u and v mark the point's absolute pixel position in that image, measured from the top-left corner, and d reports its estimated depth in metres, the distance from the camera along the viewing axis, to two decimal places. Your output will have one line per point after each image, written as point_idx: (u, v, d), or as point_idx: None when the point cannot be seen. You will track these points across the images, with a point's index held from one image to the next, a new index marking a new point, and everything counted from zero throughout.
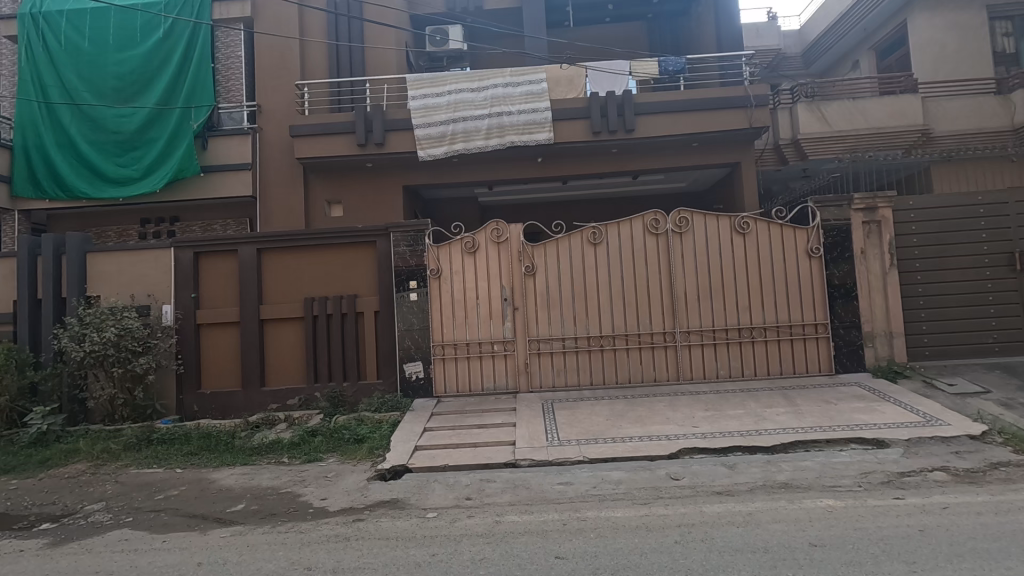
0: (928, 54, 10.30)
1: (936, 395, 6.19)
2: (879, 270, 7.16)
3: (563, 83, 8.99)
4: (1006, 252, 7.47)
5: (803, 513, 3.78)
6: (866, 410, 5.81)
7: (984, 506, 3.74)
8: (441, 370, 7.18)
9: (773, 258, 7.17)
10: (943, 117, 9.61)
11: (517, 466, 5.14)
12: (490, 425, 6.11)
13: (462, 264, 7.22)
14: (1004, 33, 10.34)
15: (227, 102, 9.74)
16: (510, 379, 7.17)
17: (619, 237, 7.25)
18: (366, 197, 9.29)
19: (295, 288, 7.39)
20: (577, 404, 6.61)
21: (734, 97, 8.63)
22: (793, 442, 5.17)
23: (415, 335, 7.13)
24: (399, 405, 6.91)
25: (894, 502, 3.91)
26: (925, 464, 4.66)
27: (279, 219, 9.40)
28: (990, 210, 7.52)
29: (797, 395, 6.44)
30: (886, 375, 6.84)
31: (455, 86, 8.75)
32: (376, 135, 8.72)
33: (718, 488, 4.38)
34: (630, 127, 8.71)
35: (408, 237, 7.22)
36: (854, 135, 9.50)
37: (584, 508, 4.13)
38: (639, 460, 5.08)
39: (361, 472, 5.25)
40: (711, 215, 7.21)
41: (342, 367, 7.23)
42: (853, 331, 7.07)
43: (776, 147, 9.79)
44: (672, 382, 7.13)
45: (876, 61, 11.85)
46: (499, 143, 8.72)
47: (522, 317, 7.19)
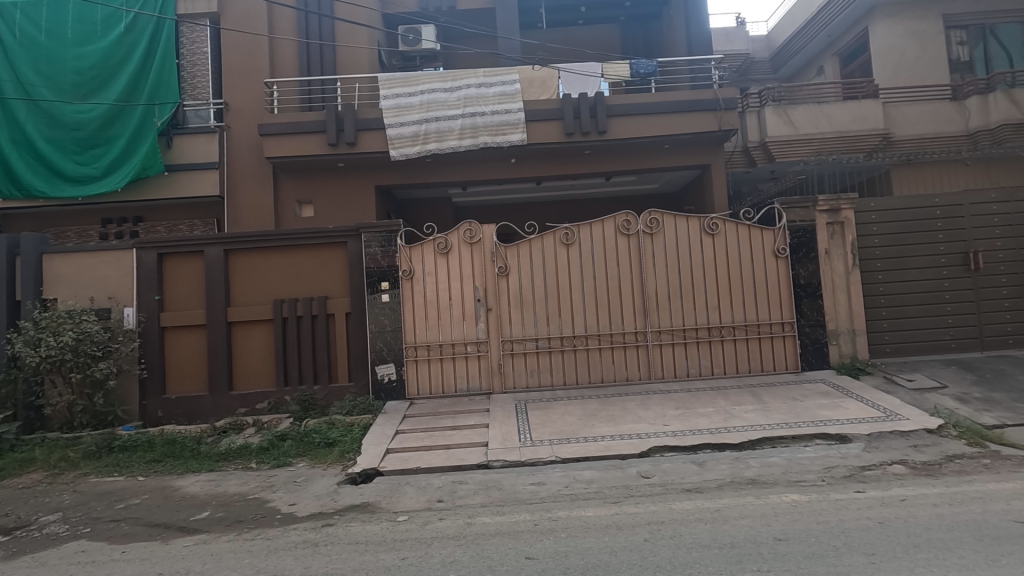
0: (889, 60, 10.62)
1: (897, 391, 6.39)
2: (843, 270, 7.36)
3: (537, 85, 8.98)
4: (961, 252, 7.77)
5: (768, 508, 3.86)
6: (830, 407, 5.97)
7: (939, 498, 3.88)
8: (414, 371, 7.13)
9: (742, 258, 7.31)
10: (903, 121, 9.92)
11: (490, 467, 5.13)
12: (464, 426, 6.10)
13: (436, 264, 7.18)
14: (959, 41, 10.74)
15: (192, 99, 9.44)
16: (484, 380, 7.15)
17: (591, 238, 7.31)
18: (338, 197, 9.17)
19: (263, 289, 7.25)
20: (550, 404, 6.64)
21: (704, 100, 8.77)
22: (760, 439, 5.28)
23: (387, 337, 7.06)
24: (371, 407, 6.83)
25: (855, 495, 4.02)
26: (884, 457, 4.80)
27: (247, 219, 9.21)
28: (946, 211, 7.81)
29: (765, 392, 6.58)
30: (849, 371, 7.04)
31: (428, 86, 8.71)
32: (347, 134, 8.61)
33: (688, 485, 4.44)
34: (602, 128, 8.78)
35: (380, 237, 7.15)
36: (819, 138, 9.75)
37: (555, 508, 4.14)
38: (610, 459, 5.12)
39: (332, 477, 5.17)
40: (681, 216, 7.31)
41: (313, 370, 7.12)
42: (818, 329, 7.26)
43: (744, 150, 10.02)
44: (644, 381, 7.20)
45: (839, 66, 12.19)
46: (472, 143, 8.69)
47: (495, 317, 7.18)
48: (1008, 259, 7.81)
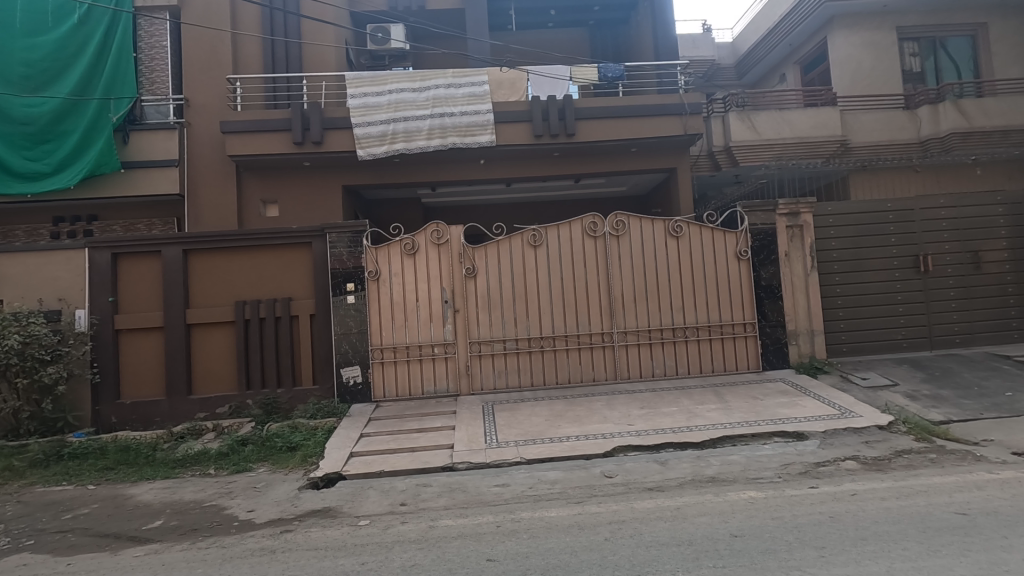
0: (847, 70, 10.98)
1: (852, 389, 6.62)
2: (802, 272, 7.56)
3: (506, 86, 8.95)
4: (912, 255, 8.10)
5: (726, 505, 3.94)
6: (789, 405, 6.14)
7: (888, 492, 4.03)
8: (380, 373, 7.05)
9: (705, 260, 7.45)
10: (860, 129, 10.29)
11: (455, 469, 5.11)
12: (430, 428, 6.06)
13: (402, 266, 7.12)
14: (912, 53, 11.20)
15: (151, 95, 9.17)
16: (451, 382, 7.12)
17: (558, 240, 7.36)
18: (304, 197, 9.02)
19: (225, 290, 7.08)
20: (518, 405, 6.65)
21: (670, 105, 8.93)
22: (720, 437, 5.39)
23: (352, 339, 6.97)
24: (336, 410, 6.73)
25: (809, 490, 4.15)
26: (838, 454, 4.96)
27: (209, 219, 8.98)
28: (898, 216, 8.13)
29: (727, 392, 6.73)
30: (808, 370, 7.25)
31: (396, 86, 8.64)
32: (313, 133, 8.47)
33: (649, 484, 4.50)
34: (571, 131, 8.85)
35: (346, 237, 7.06)
36: (781, 143, 10.01)
37: (518, 509, 4.15)
38: (575, 460, 5.16)
39: (293, 481, 5.07)
40: (646, 219, 7.42)
41: (277, 372, 6.98)
42: (778, 329, 7.45)
43: (710, 154, 10.20)
44: (610, 381, 7.28)
45: (800, 74, 12.55)
46: (440, 144, 8.64)
47: (462, 319, 7.15)
48: (956, 262, 8.15)
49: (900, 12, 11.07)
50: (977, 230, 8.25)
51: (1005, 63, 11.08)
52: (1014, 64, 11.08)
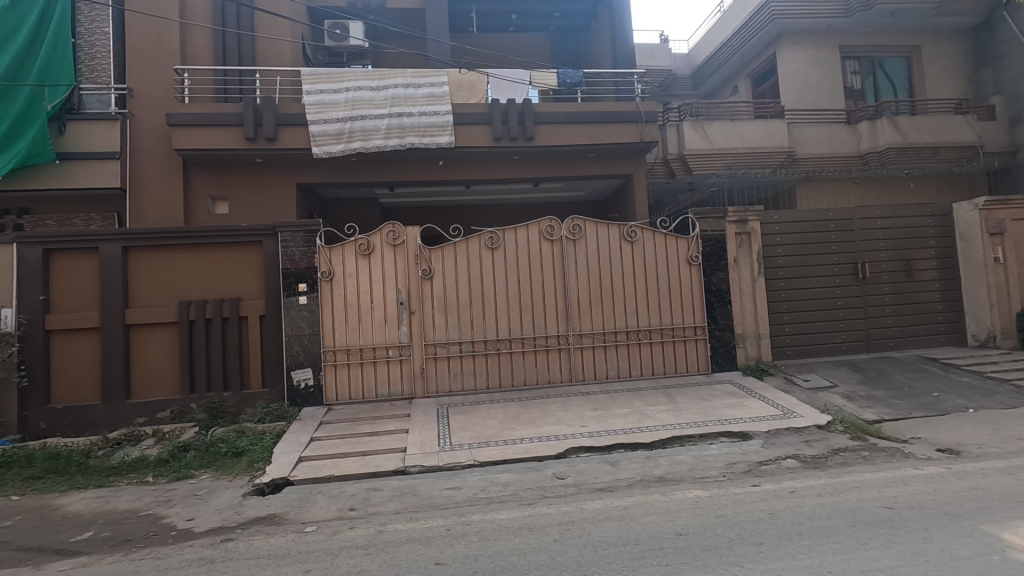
0: (794, 84, 11.49)
1: (794, 391, 6.90)
2: (749, 277, 7.83)
3: (466, 88, 8.96)
4: (851, 263, 8.52)
5: (673, 504, 4.04)
6: (735, 406, 6.35)
7: (824, 488, 4.22)
8: (332, 376, 6.91)
9: (658, 265, 7.62)
10: (806, 142, 10.78)
11: (406, 473, 5.05)
12: (382, 431, 5.97)
13: (357, 266, 7.01)
14: (853, 71, 11.80)
15: (91, 83, 8.72)
16: (406, 385, 7.03)
17: (515, 243, 7.39)
18: (256, 195, 8.76)
19: (168, 289, 6.79)
20: (473, 408, 6.63)
21: (627, 112, 9.09)
22: (670, 438, 5.52)
23: (304, 341, 6.80)
24: (286, 414, 6.56)
25: (751, 489, 4.29)
26: (780, 453, 5.16)
27: (152, 214, 8.59)
28: (839, 225, 8.56)
29: (678, 393, 6.89)
30: (754, 372, 7.50)
31: (354, 83, 8.51)
32: (267, 128, 8.22)
33: (600, 485, 4.56)
34: (530, 135, 8.89)
35: (299, 237, 6.89)
36: (732, 152, 10.36)
37: (469, 512, 4.13)
38: (527, 461, 5.19)
39: (237, 488, 4.90)
40: (602, 224, 7.54)
41: (223, 375, 6.73)
42: (727, 332, 7.68)
43: (665, 161, 10.46)
44: (565, 383, 7.35)
45: (751, 87, 13.00)
46: (398, 144, 8.53)
47: (418, 321, 7.08)
48: (891, 270, 8.63)
49: (842, 32, 11.66)
50: (910, 240, 8.74)
51: (937, 83, 11.79)
52: (945, 84, 11.80)
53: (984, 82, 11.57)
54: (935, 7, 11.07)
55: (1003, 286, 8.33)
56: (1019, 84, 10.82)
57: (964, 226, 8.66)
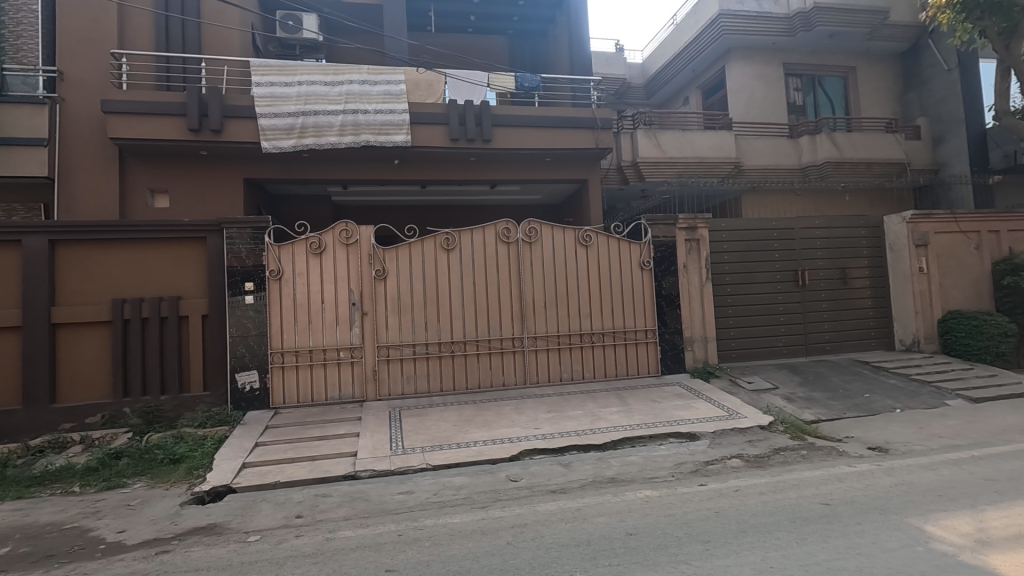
0: (741, 98, 11.96)
1: (739, 392, 7.17)
2: (698, 282, 8.06)
3: (423, 88, 8.89)
4: (792, 271, 8.95)
5: (624, 504, 4.11)
6: (684, 407, 6.54)
7: (766, 486, 4.39)
8: (280, 378, 6.66)
9: (612, 269, 7.77)
10: (752, 153, 11.25)
11: (357, 478, 4.94)
12: (332, 435, 5.80)
13: (307, 265, 6.80)
14: (795, 88, 12.40)
15: (16, 64, 8.09)
16: (357, 388, 6.87)
17: (471, 244, 7.36)
18: (200, 189, 8.37)
19: (100, 287, 6.38)
20: (426, 410, 6.54)
21: (583, 118, 9.23)
22: (621, 440, 5.63)
23: (250, 341, 6.55)
24: (229, 418, 6.29)
25: (698, 488, 4.42)
26: (725, 452, 5.35)
27: (84, 206, 8.06)
28: (781, 234, 8.98)
29: (629, 395, 7.04)
30: (702, 374, 7.73)
31: (307, 77, 8.27)
32: (212, 120, 7.85)
33: (553, 487, 4.59)
34: (488, 137, 8.86)
35: (247, 234, 6.65)
36: (683, 161, 10.69)
37: (421, 516, 4.07)
38: (481, 464, 5.16)
39: (174, 497, 4.65)
40: (557, 227, 7.61)
41: (160, 378, 6.38)
42: (676, 336, 7.89)
43: (619, 168, 10.65)
44: (520, 385, 7.36)
45: (701, 99, 13.43)
46: (353, 141, 8.34)
47: (371, 322, 6.93)
48: (828, 277, 9.10)
49: (786, 50, 12.25)
50: (846, 250, 9.25)
51: (870, 103, 12.55)
52: (877, 104, 12.58)
53: (911, 104, 12.41)
54: (869, 31, 11.78)
55: (926, 294, 8.94)
56: (941, 107, 11.67)
57: (893, 238, 9.23)
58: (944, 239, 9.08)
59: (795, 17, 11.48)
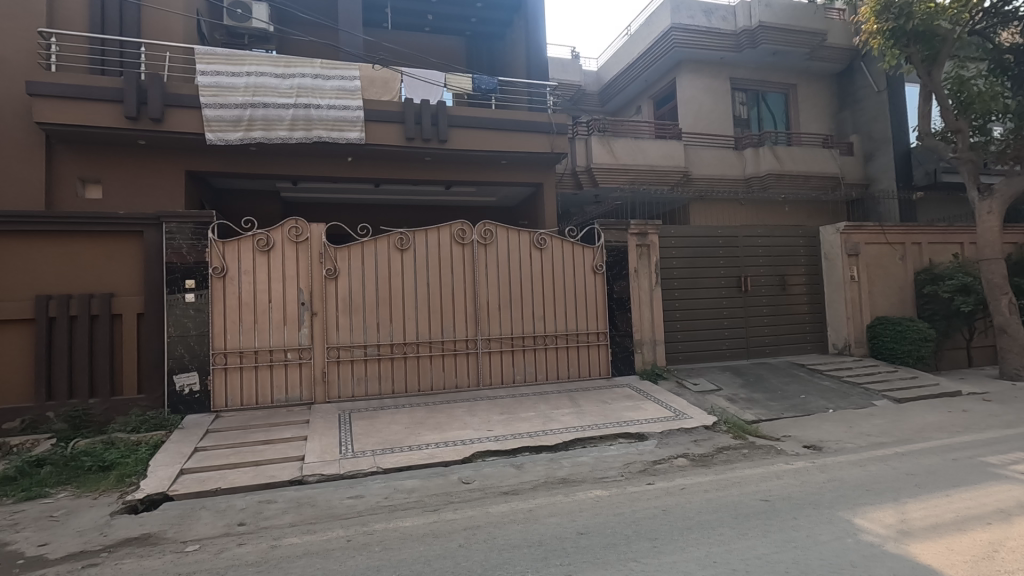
0: (691, 109, 12.37)
1: (685, 393, 7.41)
2: (648, 287, 8.27)
3: (378, 85, 8.77)
4: (735, 277, 9.34)
5: (575, 505, 4.17)
6: (633, 408, 6.70)
7: (710, 484, 4.56)
8: (222, 381, 6.38)
9: (565, 272, 7.87)
10: (700, 163, 11.68)
11: (304, 483, 4.80)
12: (278, 439, 5.61)
13: (254, 263, 6.56)
14: (741, 102, 12.95)
15: None
16: (305, 390, 6.65)
17: (426, 245, 7.29)
18: (137, 181, 7.93)
19: (23, 282, 5.95)
20: (377, 413, 6.43)
21: (539, 123, 9.31)
22: (572, 441, 5.71)
23: (190, 341, 6.26)
24: (165, 422, 5.97)
25: (647, 487, 4.54)
26: (672, 452, 5.51)
27: (5, 195, 7.47)
28: (726, 241, 9.36)
29: (580, 396, 7.14)
30: (650, 376, 7.94)
31: (256, 68, 7.99)
32: (152, 107, 7.45)
33: (505, 488, 4.60)
34: (443, 137, 8.79)
35: (188, 229, 6.36)
36: (635, 169, 10.97)
37: (372, 521, 3.99)
38: (433, 467, 5.12)
39: (104, 507, 4.37)
40: (512, 230, 7.65)
41: (89, 380, 5.98)
42: (627, 338, 8.08)
43: (574, 173, 10.81)
44: (473, 388, 7.33)
45: (653, 108, 13.82)
46: (304, 136, 8.11)
47: (320, 322, 6.75)
48: (768, 284, 9.55)
49: (733, 65, 12.79)
50: (785, 258, 9.73)
51: (809, 119, 13.24)
52: (815, 121, 13.28)
53: (845, 121, 13.20)
54: (809, 51, 12.45)
55: (857, 301, 9.51)
56: (872, 126, 12.45)
57: (828, 247, 9.77)
58: (873, 249, 9.70)
59: (742, 34, 12.00)
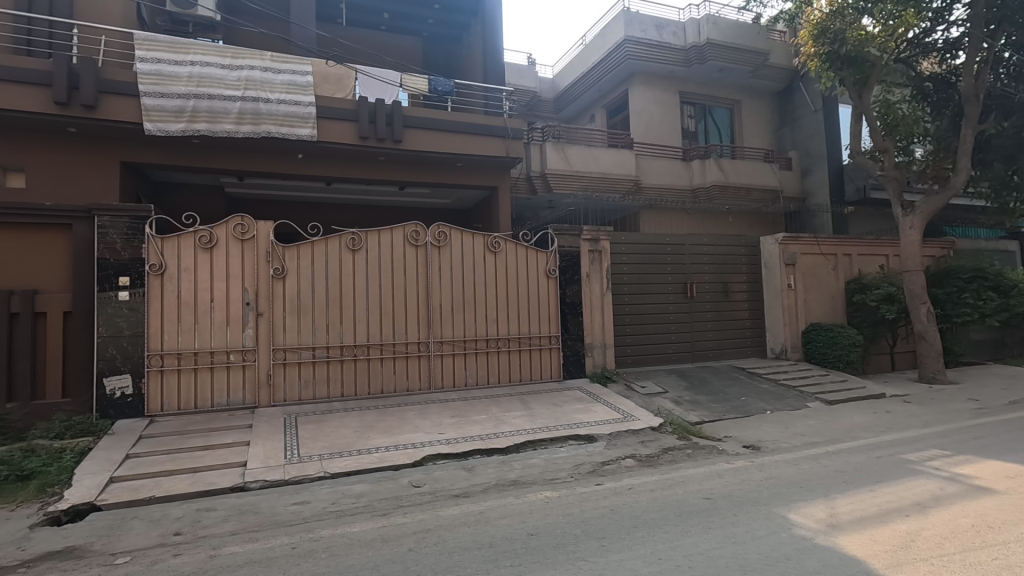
0: (642, 120, 12.73)
1: (633, 396, 7.60)
2: (599, 291, 8.42)
3: (331, 81, 8.59)
4: (681, 283, 9.68)
5: (526, 506, 4.21)
6: (583, 410, 6.82)
7: (655, 484, 4.70)
8: (157, 383, 6.06)
9: (519, 276, 7.93)
10: (650, 172, 12.03)
11: (246, 489, 4.63)
12: (218, 445, 5.38)
13: (195, 260, 6.28)
14: (689, 115, 13.43)
15: None
16: (248, 393, 6.41)
17: (379, 245, 7.18)
18: (64, 170, 7.39)
19: None
20: (325, 417, 6.26)
21: (495, 127, 9.36)
22: (523, 443, 5.76)
23: (122, 342, 5.93)
24: (94, 428, 5.61)
25: (595, 487, 4.63)
26: (620, 453, 5.65)
27: None
28: (673, 249, 9.68)
29: (532, 399, 7.20)
30: (600, 379, 8.09)
31: (201, 57, 7.73)
32: (84, 93, 6.98)
33: (456, 491, 4.59)
34: (398, 137, 8.68)
35: (122, 224, 6.03)
36: (588, 176, 11.19)
37: (318, 527, 3.89)
38: (382, 471, 5.04)
39: (22, 519, 4.06)
40: (467, 232, 7.65)
41: (7, 383, 5.55)
42: (578, 342, 8.21)
43: (528, 178, 10.92)
44: (424, 391, 7.26)
45: (606, 117, 14.14)
46: (252, 131, 7.85)
47: (266, 323, 6.53)
48: (712, 290, 9.94)
49: (682, 80, 13.26)
50: (728, 266, 10.15)
51: (751, 134, 13.87)
52: (757, 136, 13.92)
53: (784, 138, 13.92)
54: (752, 70, 13.06)
55: (794, 308, 10.02)
56: (809, 143, 13.19)
57: (768, 257, 10.26)
58: (808, 260, 10.26)
59: (691, 50, 12.46)
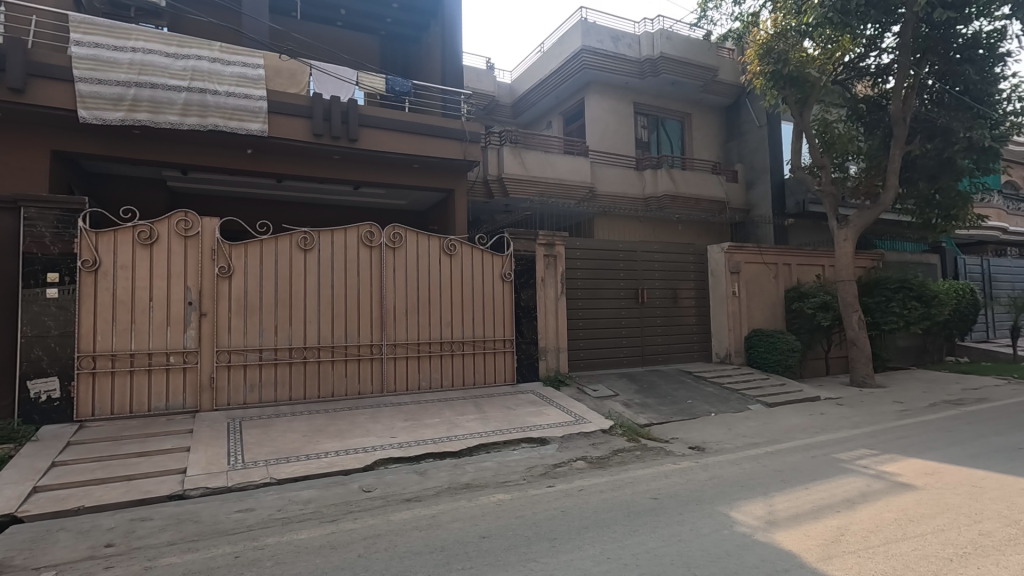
0: (597, 128, 12.99)
1: (585, 399, 7.73)
2: (554, 296, 8.52)
3: (284, 76, 8.44)
4: (632, 289, 9.92)
5: (478, 509, 4.21)
6: (536, 414, 6.88)
7: (605, 485, 4.80)
8: (88, 386, 5.71)
9: (474, 279, 7.94)
10: (603, 180, 12.30)
11: (185, 497, 4.43)
12: (155, 451, 5.12)
13: (134, 257, 5.97)
14: (642, 125, 13.80)
15: None
16: (189, 397, 6.13)
17: (332, 246, 7.03)
18: None
19: None
20: (272, 421, 6.06)
21: (452, 129, 9.35)
22: (476, 446, 5.76)
23: (49, 342, 5.56)
24: (14, 434, 5.23)
25: (547, 489, 4.69)
26: (571, 455, 5.73)
27: None
28: (626, 255, 9.92)
29: (486, 402, 7.21)
30: (553, 382, 8.18)
31: (143, 44, 7.38)
32: (11, 77, 6.53)
33: (408, 495, 4.54)
34: (353, 135, 8.54)
35: (53, 217, 5.67)
36: (544, 181, 11.30)
37: (263, 535, 3.77)
38: (332, 476, 4.93)
39: None
40: (422, 234, 7.60)
41: None
42: (532, 345, 8.29)
43: (485, 181, 10.92)
44: (376, 394, 7.15)
45: (563, 124, 14.34)
46: (197, 123, 7.56)
47: (209, 324, 6.27)
48: (662, 296, 10.25)
49: (636, 91, 13.63)
50: (677, 273, 10.49)
51: (701, 145, 14.39)
52: (706, 148, 14.45)
53: (731, 150, 14.51)
54: (702, 84, 13.55)
55: (738, 314, 10.45)
56: (754, 157, 13.80)
57: (714, 265, 10.66)
58: (752, 268, 10.72)
59: (645, 62, 12.83)
